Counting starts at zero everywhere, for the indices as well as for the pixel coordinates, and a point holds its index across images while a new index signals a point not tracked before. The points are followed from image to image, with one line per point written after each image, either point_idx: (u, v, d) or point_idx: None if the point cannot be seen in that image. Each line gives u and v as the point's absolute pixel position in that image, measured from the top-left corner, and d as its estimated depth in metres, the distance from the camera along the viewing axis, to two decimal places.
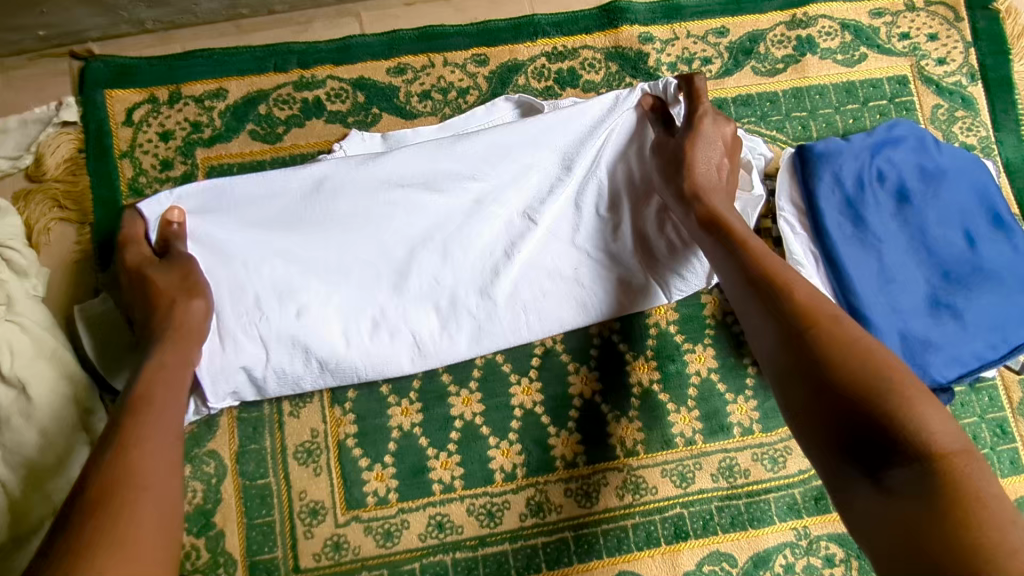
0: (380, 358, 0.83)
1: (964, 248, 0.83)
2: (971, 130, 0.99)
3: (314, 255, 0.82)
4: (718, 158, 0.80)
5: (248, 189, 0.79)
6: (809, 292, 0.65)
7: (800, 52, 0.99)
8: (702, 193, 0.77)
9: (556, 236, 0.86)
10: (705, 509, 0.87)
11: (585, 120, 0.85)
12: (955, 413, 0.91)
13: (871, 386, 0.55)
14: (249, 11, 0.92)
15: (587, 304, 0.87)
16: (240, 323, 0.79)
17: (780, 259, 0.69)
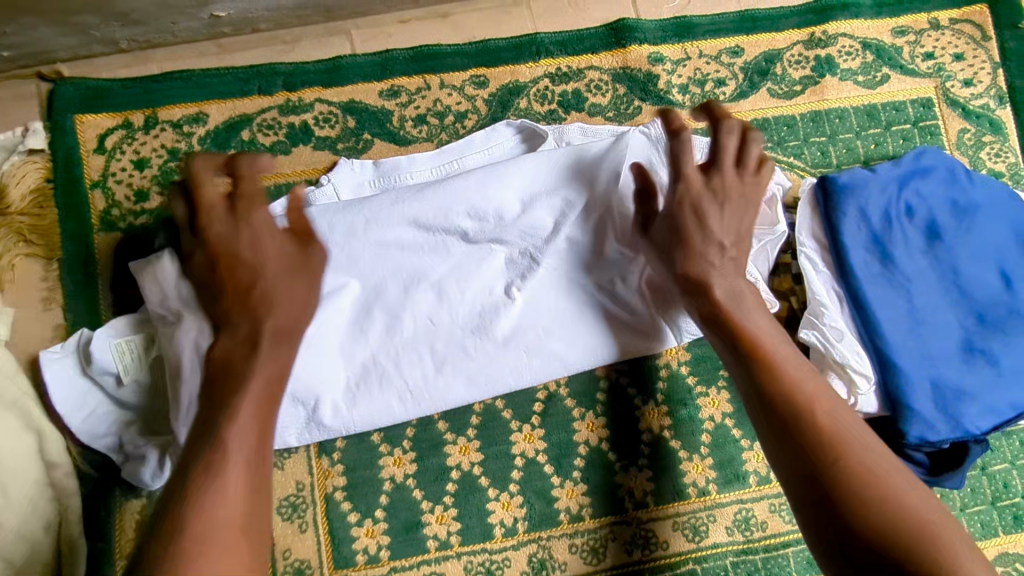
0: (370, 411, 0.78)
1: (999, 288, 0.77)
2: (1000, 156, 0.94)
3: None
4: (728, 220, 0.71)
5: None
6: (829, 411, 0.61)
7: (819, 73, 0.94)
8: (706, 282, 0.69)
9: (558, 273, 0.80)
10: (719, 565, 0.81)
11: (588, 154, 0.78)
12: (985, 459, 0.85)
13: (903, 537, 0.53)
14: (232, 29, 0.85)
15: (592, 347, 0.80)
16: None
17: (795, 364, 0.64)
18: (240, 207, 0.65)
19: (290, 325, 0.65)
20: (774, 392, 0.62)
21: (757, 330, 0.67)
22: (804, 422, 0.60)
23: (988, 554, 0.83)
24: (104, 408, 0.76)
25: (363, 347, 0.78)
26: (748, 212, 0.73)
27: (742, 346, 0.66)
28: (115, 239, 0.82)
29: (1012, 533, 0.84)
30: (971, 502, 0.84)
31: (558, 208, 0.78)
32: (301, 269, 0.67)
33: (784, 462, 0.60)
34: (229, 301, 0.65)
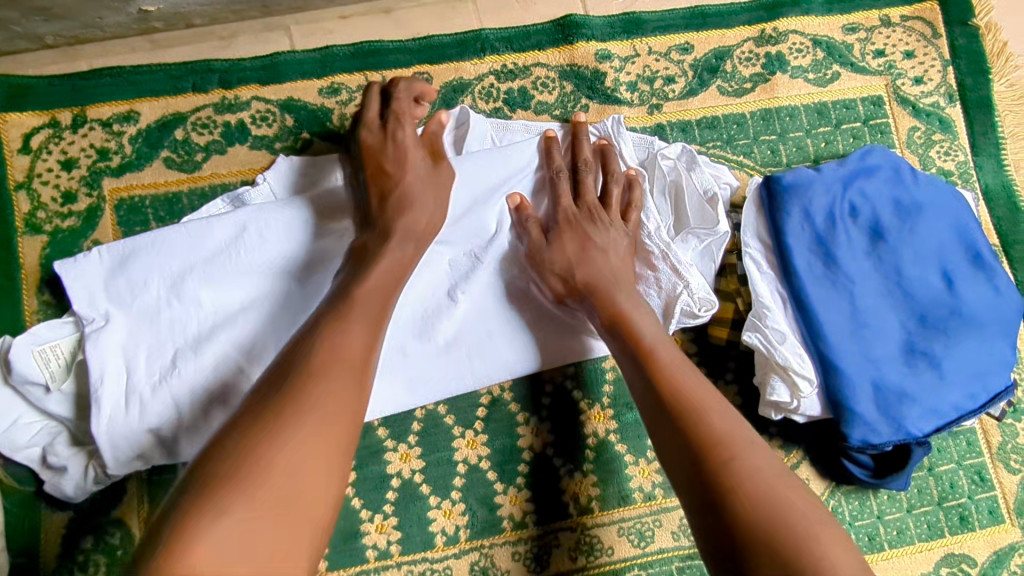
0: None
1: (941, 290, 0.77)
2: (949, 155, 0.93)
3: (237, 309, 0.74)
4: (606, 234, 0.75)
5: (167, 241, 0.72)
6: (725, 416, 0.59)
7: (769, 70, 0.93)
8: (598, 296, 0.72)
9: (502, 274, 0.78)
10: (665, 570, 0.80)
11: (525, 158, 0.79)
12: (931, 459, 0.85)
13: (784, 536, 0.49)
14: (164, 24, 0.83)
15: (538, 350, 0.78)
16: (150, 382, 0.71)
17: (694, 376, 0.64)
18: (390, 125, 0.73)
19: (420, 220, 0.71)
20: (664, 398, 0.61)
21: (654, 338, 0.68)
22: (698, 425, 0.58)
23: (936, 554, 0.83)
24: (29, 418, 0.72)
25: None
26: (623, 232, 0.76)
27: (636, 351, 0.67)
28: (40, 242, 0.79)
29: (959, 533, 0.84)
30: (918, 503, 0.84)
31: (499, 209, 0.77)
32: (439, 187, 0.73)
33: (674, 467, 0.57)
34: (371, 198, 0.71)
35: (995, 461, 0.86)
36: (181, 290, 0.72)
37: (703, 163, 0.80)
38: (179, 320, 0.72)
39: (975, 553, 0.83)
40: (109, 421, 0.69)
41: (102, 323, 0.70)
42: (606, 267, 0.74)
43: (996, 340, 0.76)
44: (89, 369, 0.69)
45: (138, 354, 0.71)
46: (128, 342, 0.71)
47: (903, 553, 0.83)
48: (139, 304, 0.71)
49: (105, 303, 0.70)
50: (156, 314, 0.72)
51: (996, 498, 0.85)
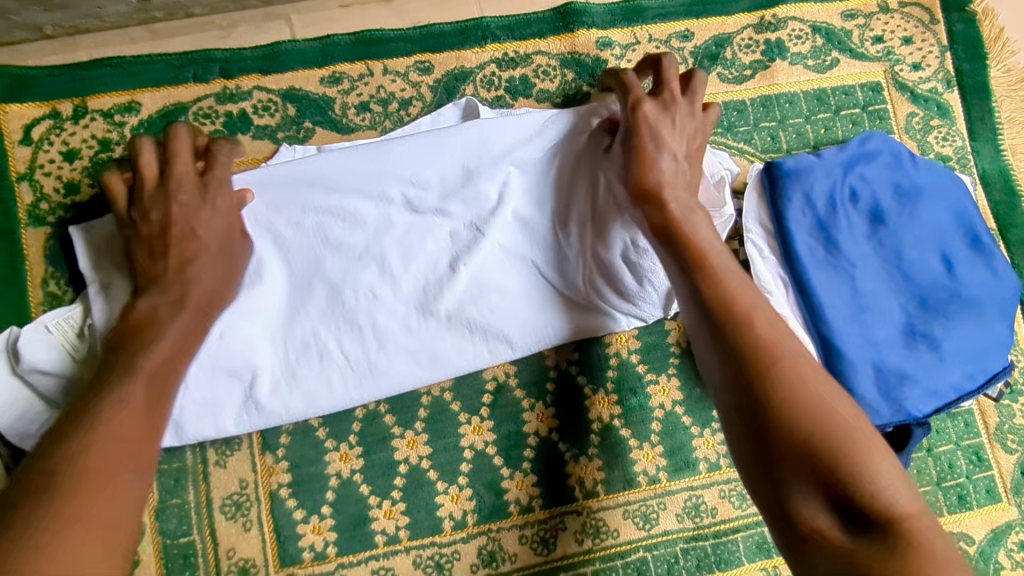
0: (305, 394, 0.75)
1: (940, 272, 0.77)
2: (947, 140, 0.94)
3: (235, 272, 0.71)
4: (676, 135, 0.69)
5: None
6: (770, 322, 0.56)
7: (769, 57, 0.93)
8: (657, 193, 0.66)
9: (505, 249, 0.77)
10: (669, 552, 0.81)
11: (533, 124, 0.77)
12: (930, 440, 0.86)
13: (826, 439, 0.49)
14: (164, 13, 0.82)
15: (542, 327, 0.79)
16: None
17: (739, 279, 0.59)
18: (211, 185, 0.65)
19: (212, 292, 0.63)
20: (710, 303, 0.58)
21: (707, 240, 0.63)
22: (743, 328, 0.55)
23: None
24: (37, 410, 0.72)
25: (304, 323, 0.74)
26: (689, 130, 0.71)
27: (687, 255, 0.62)
28: (44, 233, 0.79)
29: (957, 512, 0.85)
30: (917, 483, 0.85)
31: (501, 179, 0.76)
32: (234, 257, 0.66)
33: (718, 370, 0.56)
34: (158, 253, 0.62)
35: (993, 442, 0.87)
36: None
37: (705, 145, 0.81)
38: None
39: (973, 532, 0.85)
40: None
41: (103, 288, 0.70)
42: (674, 169, 0.67)
43: (993, 322, 0.77)
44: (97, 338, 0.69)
45: None
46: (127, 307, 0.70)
47: None
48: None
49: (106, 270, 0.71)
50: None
51: (993, 478, 0.86)
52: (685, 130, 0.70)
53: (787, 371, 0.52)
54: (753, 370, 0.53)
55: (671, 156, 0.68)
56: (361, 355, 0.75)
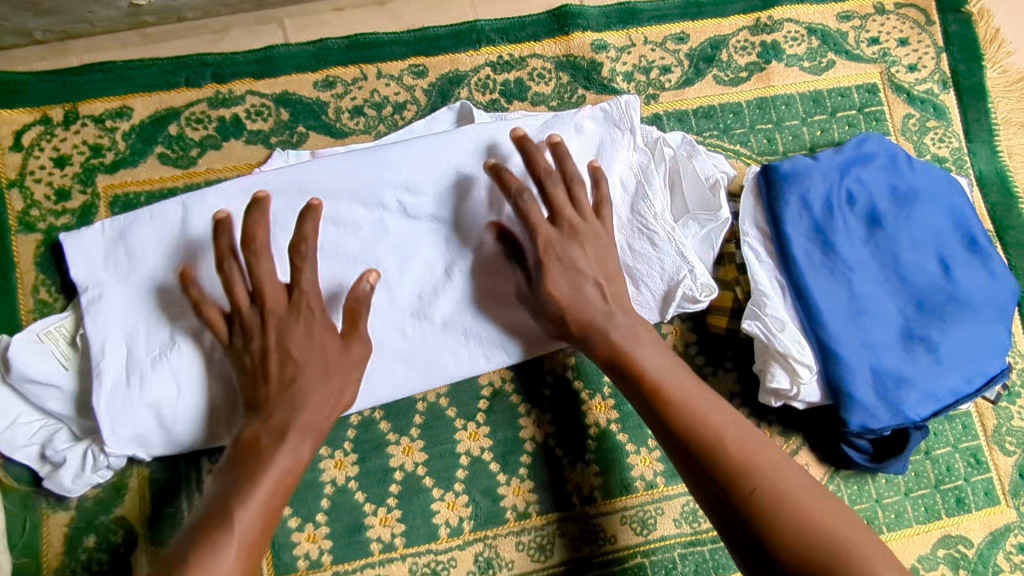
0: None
1: (938, 276, 0.77)
2: (943, 141, 0.94)
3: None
4: (589, 267, 0.70)
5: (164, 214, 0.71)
6: (738, 437, 0.62)
7: (765, 59, 0.93)
8: (593, 330, 0.70)
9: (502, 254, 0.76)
10: (667, 557, 0.81)
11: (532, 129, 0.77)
12: (928, 443, 0.86)
13: (823, 553, 0.53)
14: (156, 18, 0.82)
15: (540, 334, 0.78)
16: (150, 357, 0.70)
17: (699, 398, 0.65)
18: (299, 303, 0.65)
19: (327, 407, 0.65)
20: (681, 432, 0.63)
21: (654, 364, 0.69)
22: (715, 453, 0.61)
23: (933, 536, 0.84)
24: (28, 417, 0.72)
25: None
26: (607, 246, 0.71)
27: (642, 387, 0.67)
28: (35, 240, 0.79)
29: (955, 515, 0.85)
30: (915, 486, 0.85)
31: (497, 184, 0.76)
32: (345, 368, 0.67)
33: (704, 499, 0.61)
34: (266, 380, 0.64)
35: (991, 444, 0.87)
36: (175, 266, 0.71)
37: (701, 151, 0.81)
38: (173, 292, 0.71)
39: (971, 535, 0.85)
40: (104, 398, 0.68)
41: (97, 294, 0.70)
42: (595, 301, 0.70)
43: (991, 324, 0.77)
44: (90, 345, 0.69)
45: (138, 331, 0.70)
46: (127, 311, 0.70)
47: (901, 536, 0.84)
48: (135, 275, 0.71)
49: (103, 274, 0.71)
50: (151, 286, 0.71)
51: (992, 480, 0.86)
52: (596, 254, 0.71)
53: (768, 494, 0.57)
54: (737, 495, 0.58)
55: (588, 286, 0.70)
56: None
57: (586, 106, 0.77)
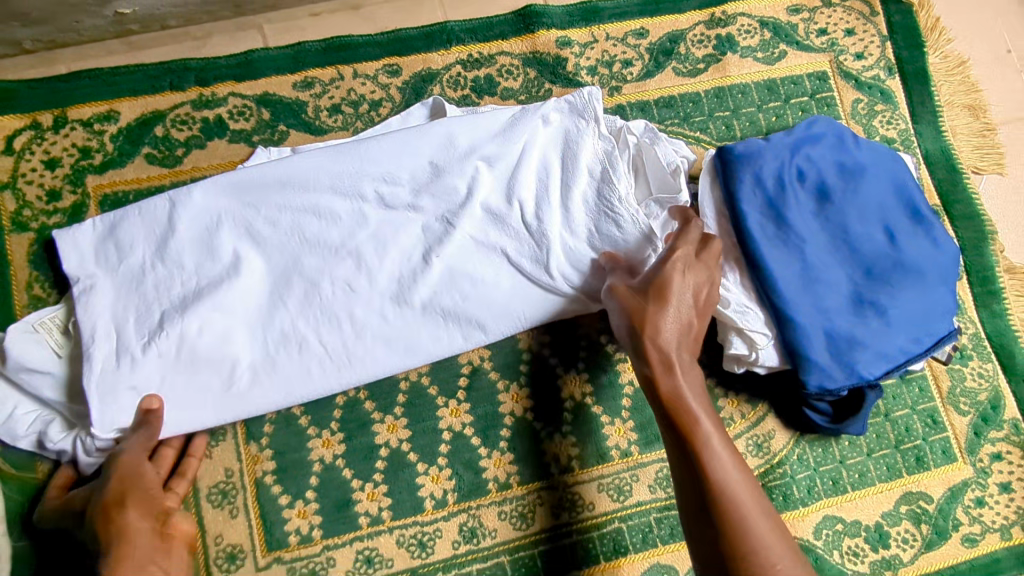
0: (285, 382, 0.77)
1: (885, 243, 0.81)
2: (891, 123, 0.99)
3: (216, 269, 0.76)
4: (700, 292, 0.72)
5: (151, 209, 0.75)
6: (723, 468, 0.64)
7: (721, 51, 0.98)
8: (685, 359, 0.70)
9: (477, 241, 0.80)
10: (644, 522, 0.85)
11: (501, 122, 0.81)
12: (886, 405, 0.91)
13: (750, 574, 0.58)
14: (140, 26, 0.86)
15: (515, 314, 0.81)
16: (140, 343, 0.73)
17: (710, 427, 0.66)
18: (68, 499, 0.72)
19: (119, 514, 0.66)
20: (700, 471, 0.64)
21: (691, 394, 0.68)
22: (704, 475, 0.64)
23: (895, 493, 0.89)
24: (25, 409, 0.74)
25: (283, 314, 0.77)
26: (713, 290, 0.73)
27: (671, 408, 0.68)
28: (28, 239, 0.82)
29: (915, 473, 0.90)
30: (877, 447, 0.90)
31: (470, 175, 0.80)
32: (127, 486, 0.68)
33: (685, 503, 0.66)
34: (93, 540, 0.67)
35: (946, 405, 0.92)
36: (162, 258, 0.75)
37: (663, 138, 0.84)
38: (163, 282, 0.75)
39: (931, 491, 0.89)
40: (93, 384, 0.71)
41: (88, 284, 0.73)
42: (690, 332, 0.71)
43: (937, 288, 0.81)
44: (82, 329, 0.72)
45: (128, 319, 0.73)
46: (115, 300, 0.74)
47: (865, 494, 0.89)
48: (125, 267, 0.74)
49: (94, 267, 0.74)
50: (140, 278, 0.74)
51: (949, 439, 0.91)
52: (707, 284, 0.72)
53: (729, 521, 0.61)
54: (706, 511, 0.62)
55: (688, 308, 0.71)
56: (338, 345, 0.78)
57: (552, 99, 0.82)
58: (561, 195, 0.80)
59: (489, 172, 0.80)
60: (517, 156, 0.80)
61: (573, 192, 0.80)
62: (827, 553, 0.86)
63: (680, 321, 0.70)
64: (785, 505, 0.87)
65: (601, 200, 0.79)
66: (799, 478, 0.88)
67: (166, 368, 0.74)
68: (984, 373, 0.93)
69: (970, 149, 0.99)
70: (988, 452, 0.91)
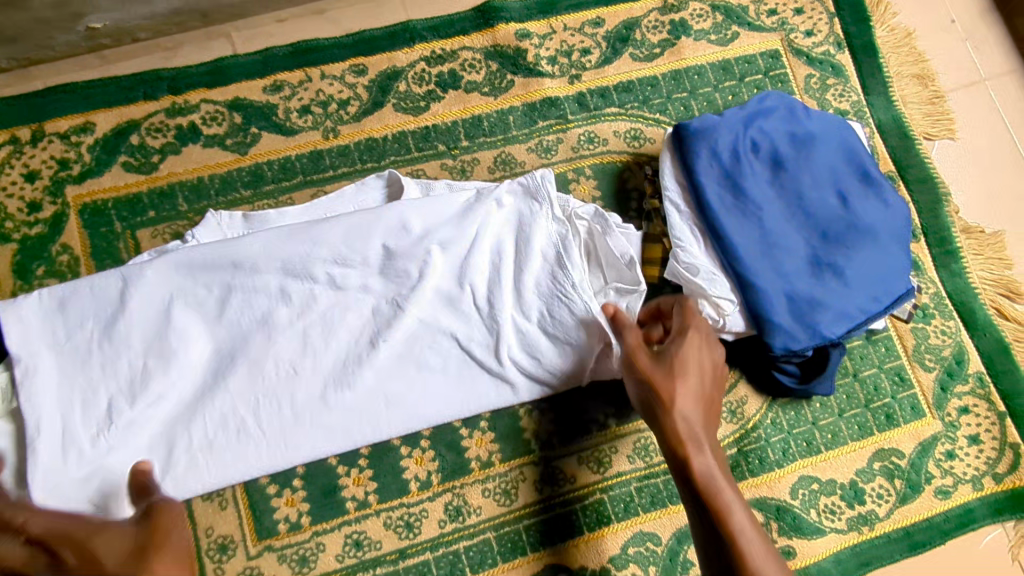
0: (223, 466, 0.80)
1: (838, 207, 0.85)
2: (843, 96, 1.03)
3: (164, 352, 0.79)
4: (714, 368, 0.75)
5: (100, 286, 0.79)
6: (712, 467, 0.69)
7: (675, 35, 1.02)
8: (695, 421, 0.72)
9: (424, 322, 0.85)
10: (625, 492, 0.87)
11: (455, 204, 0.86)
12: (854, 366, 0.93)
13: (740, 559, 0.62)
14: (111, 40, 0.90)
15: (452, 398, 0.85)
16: (87, 435, 0.76)
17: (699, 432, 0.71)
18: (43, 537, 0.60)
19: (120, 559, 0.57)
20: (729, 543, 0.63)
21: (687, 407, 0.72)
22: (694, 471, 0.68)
23: (867, 451, 0.92)
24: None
25: (224, 397, 0.80)
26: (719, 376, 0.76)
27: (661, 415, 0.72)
28: (10, 249, 0.84)
29: (886, 430, 0.92)
30: (847, 407, 0.92)
31: (421, 259, 0.84)
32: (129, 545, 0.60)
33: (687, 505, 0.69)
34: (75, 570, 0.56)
35: (912, 363, 0.94)
36: (110, 341, 0.78)
37: (611, 221, 0.85)
38: (109, 363, 0.78)
39: (902, 446, 0.92)
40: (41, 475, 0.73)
41: (30, 366, 0.75)
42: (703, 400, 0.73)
43: (891, 248, 0.84)
44: (25, 420, 0.74)
45: (74, 406, 0.76)
46: (60, 380, 0.77)
47: (838, 453, 0.91)
48: (72, 345, 0.78)
49: (40, 346, 0.77)
50: (87, 357, 0.78)
51: (916, 396, 0.94)
52: (719, 360, 0.76)
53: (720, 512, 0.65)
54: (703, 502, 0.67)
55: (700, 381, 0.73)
56: (276, 428, 0.81)
57: (505, 183, 0.87)
58: (512, 278, 0.85)
59: (441, 257, 0.85)
60: (466, 233, 0.85)
61: (526, 276, 0.84)
62: (804, 511, 0.89)
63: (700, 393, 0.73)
64: (761, 468, 0.89)
65: (554, 285, 0.83)
66: (773, 441, 0.90)
67: (113, 460, 0.76)
68: (947, 330, 0.96)
69: (921, 116, 1.03)
70: (955, 406, 0.94)
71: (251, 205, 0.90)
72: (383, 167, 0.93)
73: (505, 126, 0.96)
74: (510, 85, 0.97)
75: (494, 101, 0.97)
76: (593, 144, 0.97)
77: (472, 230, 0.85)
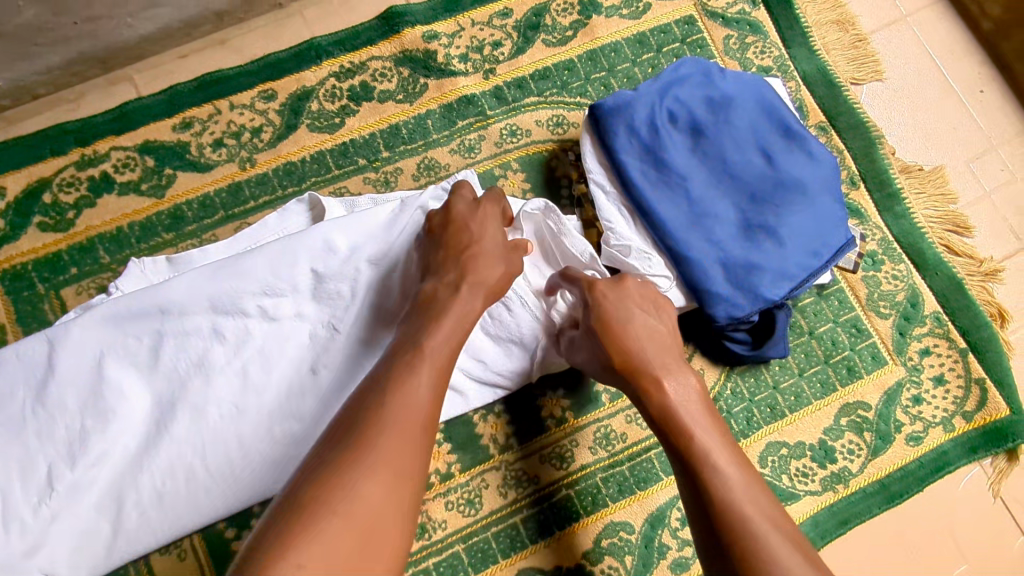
0: (176, 513, 0.79)
1: (764, 166, 0.83)
2: (765, 53, 1.01)
3: (99, 409, 0.76)
4: (638, 300, 0.74)
5: (25, 351, 0.76)
6: (681, 397, 0.67)
7: (586, 15, 1.00)
8: (649, 370, 0.69)
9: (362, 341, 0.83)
10: (591, 484, 0.86)
11: (381, 218, 0.84)
12: (809, 323, 0.92)
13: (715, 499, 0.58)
14: (10, 100, 0.88)
15: None
16: (29, 505, 0.74)
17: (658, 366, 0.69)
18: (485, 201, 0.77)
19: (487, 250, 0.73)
20: (705, 488, 0.59)
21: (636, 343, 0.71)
22: (660, 405, 0.67)
23: (833, 408, 0.90)
24: None
25: (168, 445, 0.78)
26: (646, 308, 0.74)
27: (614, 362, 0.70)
28: None
29: (849, 384, 0.91)
30: (808, 365, 0.91)
31: (352, 277, 0.82)
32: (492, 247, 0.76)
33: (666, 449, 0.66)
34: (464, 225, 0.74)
35: (868, 312, 0.93)
36: (43, 407, 0.76)
37: (564, 218, 0.81)
38: (44, 429, 0.75)
39: (868, 398, 0.90)
40: None
41: None
42: (647, 343, 0.71)
43: (824, 201, 0.83)
44: None
45: (12, 478, 0.74)
46: None
47: (804, 414, 0.90)
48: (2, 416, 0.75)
49: None
50: (19, 426, 0.75)
51: (876, 345, 0.92)
52: (641, 297, 0.75)
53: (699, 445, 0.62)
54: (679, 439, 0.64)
55: (635, 323, 0.72)
56: (226, 470, 0.80)
57: (429, 190, 0.86)
58: None
59: (373, 273, 0.83)
60: (394, 246, 0.84)
61: None
62: (776, 478, 0.87)
63: (637, 338, 0.71)
64: None
65: None
66: (736, 412, 0.89)
67: (59, 527, 0.75)
68: (898, 274, 0.94)
69: (845, 62, 1.01)
70: (916, 349, 0.92)
71: (174, 247, 0.88)
72: (304, 190, 0.91)
73: (424, 131, 0.94)
74: (425, 89, 0.96)
75: (410, 108, 0.95)
76: (516, 137, 0.95)
77: (400, 243, 0.84)
